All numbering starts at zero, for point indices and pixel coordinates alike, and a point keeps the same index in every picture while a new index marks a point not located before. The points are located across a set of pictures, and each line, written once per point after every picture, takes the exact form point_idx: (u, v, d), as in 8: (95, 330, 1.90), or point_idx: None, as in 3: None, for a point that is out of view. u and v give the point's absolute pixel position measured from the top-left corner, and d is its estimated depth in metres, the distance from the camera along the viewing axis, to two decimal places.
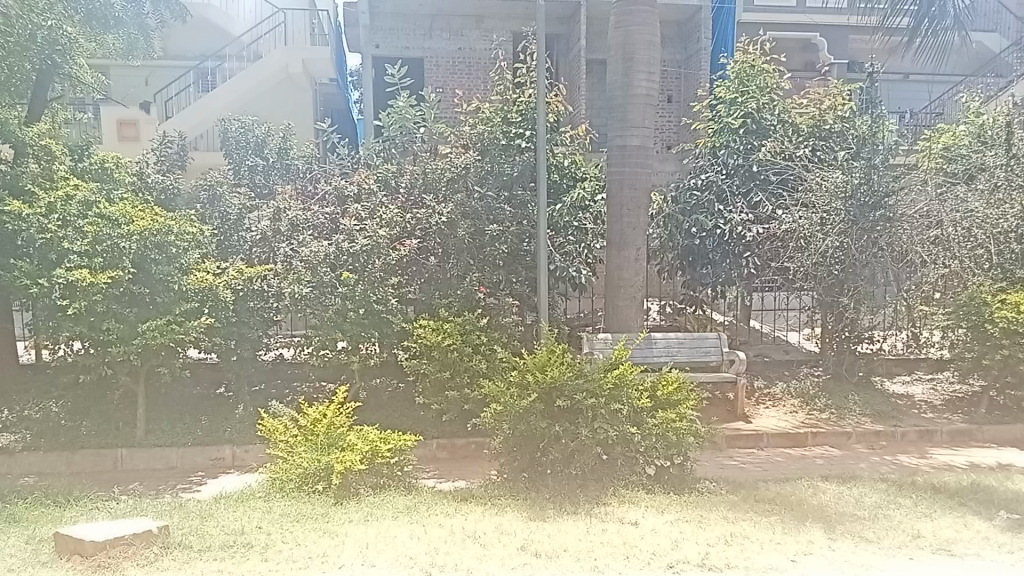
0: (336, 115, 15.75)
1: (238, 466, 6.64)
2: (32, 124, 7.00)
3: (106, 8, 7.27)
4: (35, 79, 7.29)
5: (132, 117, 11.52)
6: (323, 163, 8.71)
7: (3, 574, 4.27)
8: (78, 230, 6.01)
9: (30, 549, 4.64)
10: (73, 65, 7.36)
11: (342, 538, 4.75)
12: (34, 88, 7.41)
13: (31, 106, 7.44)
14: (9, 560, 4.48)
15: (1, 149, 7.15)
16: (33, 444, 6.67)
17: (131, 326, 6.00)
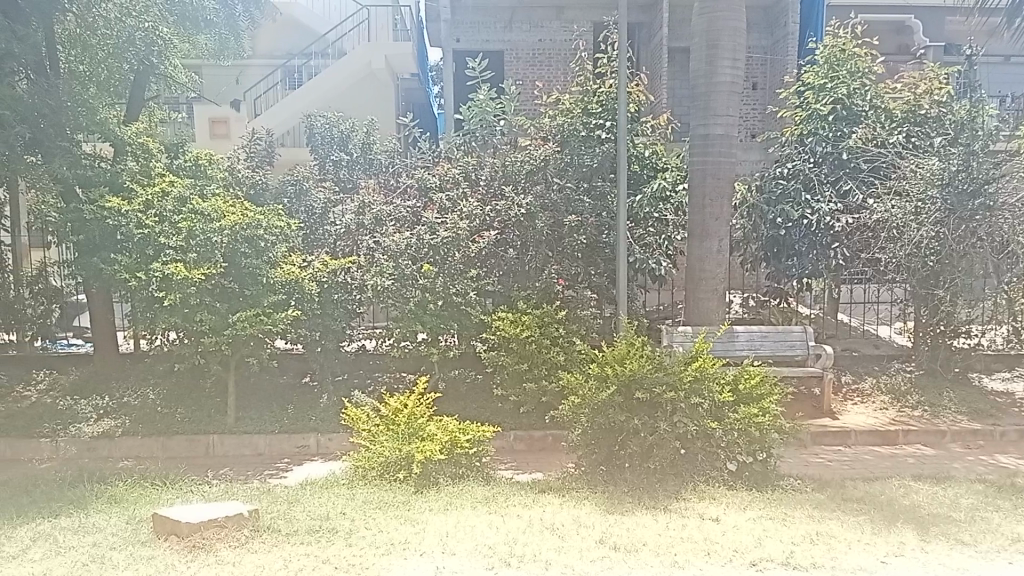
0: (418, 109, 15.99)
1: (323, 454, 6.83)
2: (130, 124, 7.31)
3: (197, 10, 7.28)
4: (132, 79, 7.67)
5: (224, 116, 11.92)
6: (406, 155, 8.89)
7: (106, 552, 4.50)
8: (174, 225, 6.23)
9: (131, 529, 4.89)
10: (168, 65, 7.74)
11: (423, 526, 4.83)
12: (133, 88, 7.78)
13: (128, 105, 7.79)
14: (111, 539, 4.73)
15: (101, 148, 7.51)
16: (133, 429, 6.96)
17: (222, 317, 6.22)
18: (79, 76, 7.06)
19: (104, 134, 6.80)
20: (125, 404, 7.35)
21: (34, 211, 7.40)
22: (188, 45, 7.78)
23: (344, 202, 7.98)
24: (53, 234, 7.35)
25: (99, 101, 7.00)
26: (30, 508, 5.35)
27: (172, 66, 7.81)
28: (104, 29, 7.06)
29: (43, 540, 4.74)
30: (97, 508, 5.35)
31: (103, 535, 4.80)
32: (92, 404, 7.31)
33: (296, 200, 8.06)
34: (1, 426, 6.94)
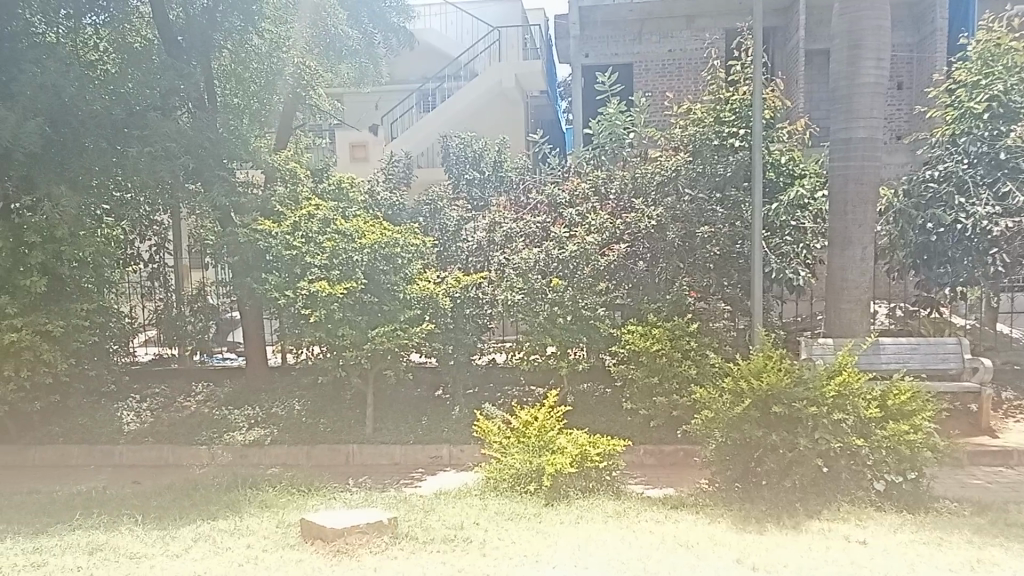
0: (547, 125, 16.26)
1: (455, 464, 6.99)
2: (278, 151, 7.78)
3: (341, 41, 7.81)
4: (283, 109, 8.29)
5: (362, 139, 12.44)
6: (536, 172, 8.88)
7: (260, 553, 4.79)
8: (319, 245, 6.61)
9: (281, 532, 5.18)
10: (314, 95, 8.29)
11: (555, 538, 4.86)
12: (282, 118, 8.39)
13: (278, 134, 8.24)
14: (263, 541, 5.02)
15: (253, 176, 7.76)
16: (280, 437, 7.38)
17: (362, 332, 6.50)
18: (234, 107, 7.68)
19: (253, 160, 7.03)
20: (274, 414, 7.81)
21: (194, 235, 8.01)
22: (331, 75, 8.27)
23: (476, 220, 8.17)
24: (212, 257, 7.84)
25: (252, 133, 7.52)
26: (190, 511, 5.76)
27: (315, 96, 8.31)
28: (256, 65, 7.66)
29: (203, 541, 5.10)
30: (249, 512, 5.70)
31: (255, 537, 5.11)
32: (244, 414, 7.80)
33: (431, 218, 8.35)
34: (164, 433, 7.48)
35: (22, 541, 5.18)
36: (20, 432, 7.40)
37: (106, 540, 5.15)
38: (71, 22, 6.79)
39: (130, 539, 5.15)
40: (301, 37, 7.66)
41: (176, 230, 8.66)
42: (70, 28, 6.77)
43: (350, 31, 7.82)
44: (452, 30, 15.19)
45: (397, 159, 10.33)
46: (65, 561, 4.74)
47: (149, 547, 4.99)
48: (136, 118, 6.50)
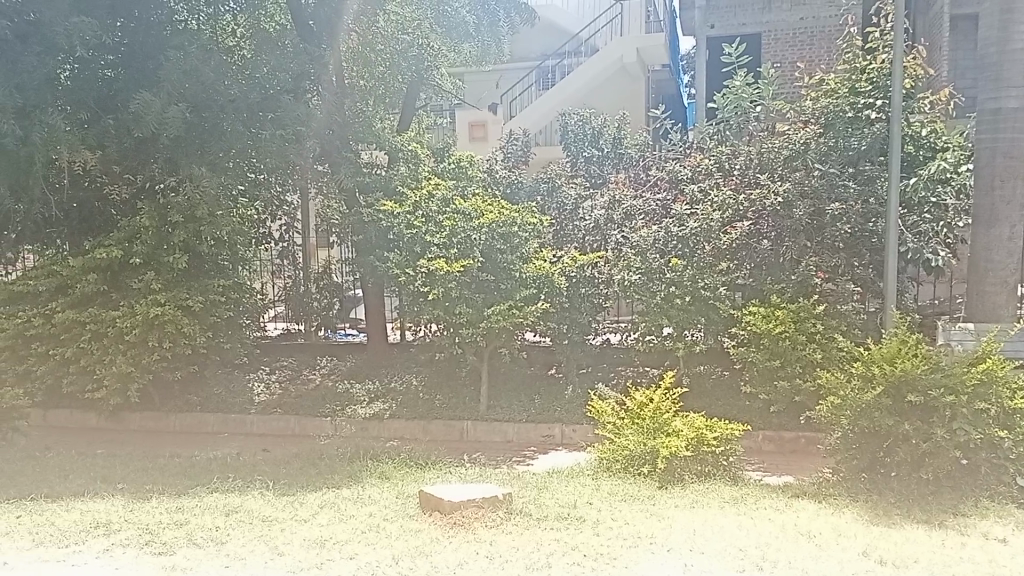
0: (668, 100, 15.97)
1: (567, 444, 7.02)
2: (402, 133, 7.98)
3: (462, 23, 7.87)
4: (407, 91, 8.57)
5: (482, 120, 12.81)
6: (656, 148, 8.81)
7: (381, 522, 4.96)
8: (438, 224, 6.71)
9: (400, 503, 5.34)
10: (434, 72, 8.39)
11: (670, 522, 4.79)
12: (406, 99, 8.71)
13: (401, 117, 8.69)
14: (384, 511, 5.19)
15: (372, 156, 7.64)
16: (398, 412, 7.61)
17: (479, 309, 6.61)
18: (360, 90, 7.82)
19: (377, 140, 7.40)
20: (392, 388, 8.07)
21: (321, 215, 8.33)
22: (456, 55, 8.50)
23: (595, 198, 8.14)
24: (338, 235, 8.29)
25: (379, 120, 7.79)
26: (315, 479, 6.03)
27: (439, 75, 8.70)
28: (381, 46, 7.77)
29: (329, 508, 5.33)
30: (370, 483, 5.91)
31: (377, 507, 5.30)
32: (364, 388, 8.10)
33: (549, 196, 8.34)
34: (291, 405, 7.86)
35: (166, 500, 5.56)
36: (162, 400, 7.86)
37: (240, 503, 5.46)
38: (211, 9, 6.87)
39: (262, 503, 5.44)
40: (426, 19, 7.79)
41: (305, 210, 8.76)
42: (209, 15, 6.87)
43: (472, 15, 7.89)
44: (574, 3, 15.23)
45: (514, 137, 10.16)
46: (205, 521, 5.05)
47: (278, 512, 5.26)
48: (267, 101, 6.75)
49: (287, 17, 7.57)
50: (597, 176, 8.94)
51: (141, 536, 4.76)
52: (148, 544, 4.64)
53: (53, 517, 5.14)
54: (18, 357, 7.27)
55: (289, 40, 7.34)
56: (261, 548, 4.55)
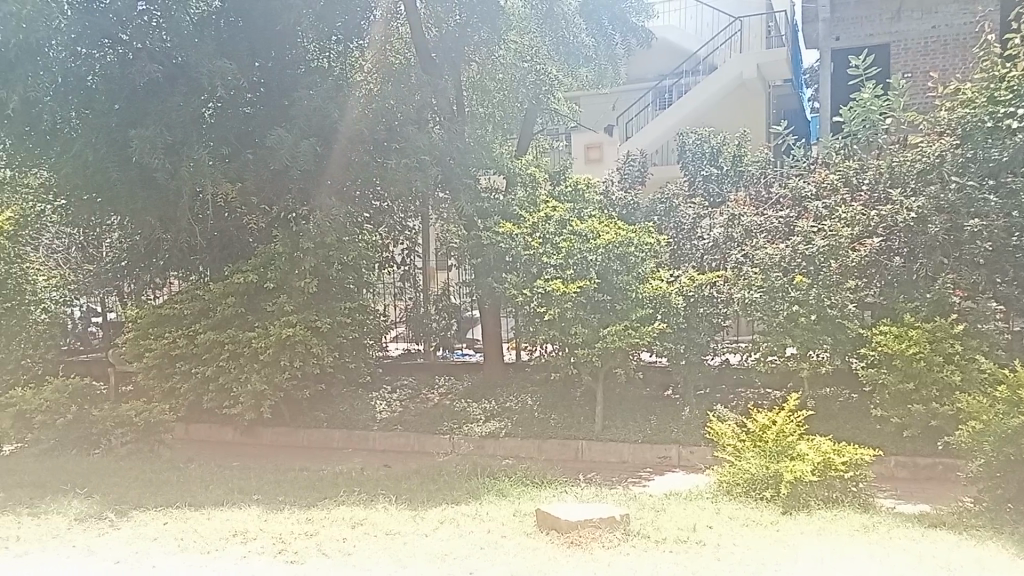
0: (791, 116, 15.48)
1: (684, 466, 6.91)
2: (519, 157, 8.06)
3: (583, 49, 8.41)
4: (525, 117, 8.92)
5: (596, 140, 12.75)
6: (779, 166, 8.47)
7: (500, 538, 5.04)
8: (555, 246, 6.85)
9: (518, 520, 5.40)
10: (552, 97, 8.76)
11: (795, 549, 4.62)
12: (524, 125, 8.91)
13: (519, 140, 8.90)
14: (503, 527, 5.26)
15: (493, 181, 7.85)
16: (513, 430, 7.70)
17: (594, 330, 6.58)
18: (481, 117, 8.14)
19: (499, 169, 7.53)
20: (507, 407, 8.18)
21: (443, 239, 8.59)
22: (573, 78, 8.92)
23: (714, 216, 7.98)
24: (457, 258, 8.43)
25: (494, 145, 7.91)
26: (435, 495, 6.18)
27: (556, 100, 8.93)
28: (502, 75, 8.06)
29: (448, 523, 5.44)
30: (487, 500, 6.01)
31: (496, 523, 5.37)
32: (480, 406, 8.24)
33: (666, 216, 8.33)
34: (411, 423, 8.08)
35: (296, 511, 5.84)
36: (292, 416, 8.27)
37: (365, 516, 5.66)
38: (342, 47, 7.27)
39: (385, 517, 5.63)
40: (543, 46, 8.16)
41: (425, 234, 9.01)
42: (339, 52, 7.24)
43: (590, 39, 8.36)
44: (691, 23, 15.11)
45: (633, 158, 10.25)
46: (333, 532, 5.27)
47: (401, 525, 5.42)
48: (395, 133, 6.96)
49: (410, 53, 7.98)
50: (716, 194, 8.67)
51: (275, 545, 5.01)
52: (281, 552, 4.87)
53: (196, 525, 5.49)
54: (164, 375, 7.81)
55: (412, 73, 7.65)
56: (385, 560, 4.69)
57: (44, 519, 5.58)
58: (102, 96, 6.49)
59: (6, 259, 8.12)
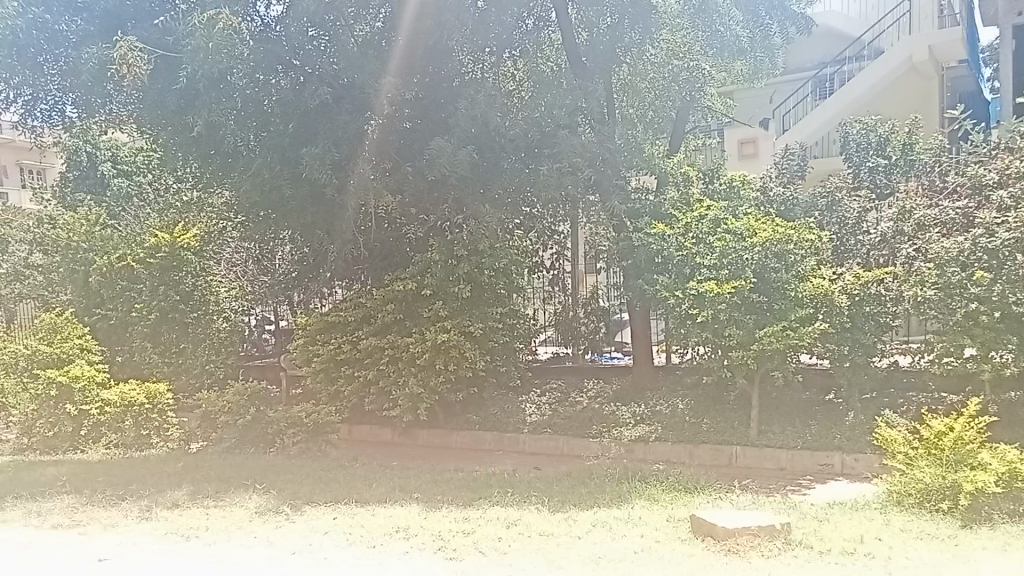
0: (969, 99, 14.24)
1: (848, 474, 6.55)
2: (672, 156, 8.17)
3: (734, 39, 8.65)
4: (675, 116, 9.19)
5: (750, 135, 12.82)
6: (955, 154, 8.06)
7: (655, 543, 4.99)
8: (709, 245, 6.71)
9: (672, 526, 5.32)
10: (703, 94, 9.10)
11: (976, 565, 4.29)
12: (675, 124, 9.29)
13: (671, 139, 9.31)
14: (656, 532, 5.21)
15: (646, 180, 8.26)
16: (664, 435, 7.61)
17: (750, 332, 6.42)
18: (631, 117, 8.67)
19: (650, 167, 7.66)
20: (658, 411, 8.11)
21: (597, 241, 8.69)
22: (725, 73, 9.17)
23: (882, 209, 7.80)
24: (607, 260, 8.77)
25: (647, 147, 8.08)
26: (585, 498, 6.20)
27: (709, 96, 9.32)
28: (652, 74, 8.54)
29: (600, 526, 5.44)
30: (639, 504, 5.95)
31: (649, 528, 5.31)
32: (631, 411, 8.21)
33: (829, 211, 8.06)
34: (561, 426, 8.15)
35: (453, 510, 6.03)
36: (446, 418, 8.56)
37: (518, 517, 5.76)
38: (494, 58, 7.60)
39: (538, 518, 5.70)
40: (696, 43, 8.35)
41: (573, 239, 9.14)
42: (492, 63, 7.60)
43: (743, 31, 8.31)
44: (855, 7, 14.53)
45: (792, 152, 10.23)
46: (489, 531, 5.39)
47: (554, 527, 5.46)
48: (548, 140, 7.07)
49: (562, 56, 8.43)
50: (885, 185, 8.47)
51: (434, 542, 5.19)
52: (440, 549, 5.04)
53: (361, 520, 5.78)
54: (329, 378, 8.26)
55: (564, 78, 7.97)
56: (541, 561, 4.74)
57: (228, 511, 6.06)
58: (276, 118, 6.99)
59: (191, 272, 9.08)
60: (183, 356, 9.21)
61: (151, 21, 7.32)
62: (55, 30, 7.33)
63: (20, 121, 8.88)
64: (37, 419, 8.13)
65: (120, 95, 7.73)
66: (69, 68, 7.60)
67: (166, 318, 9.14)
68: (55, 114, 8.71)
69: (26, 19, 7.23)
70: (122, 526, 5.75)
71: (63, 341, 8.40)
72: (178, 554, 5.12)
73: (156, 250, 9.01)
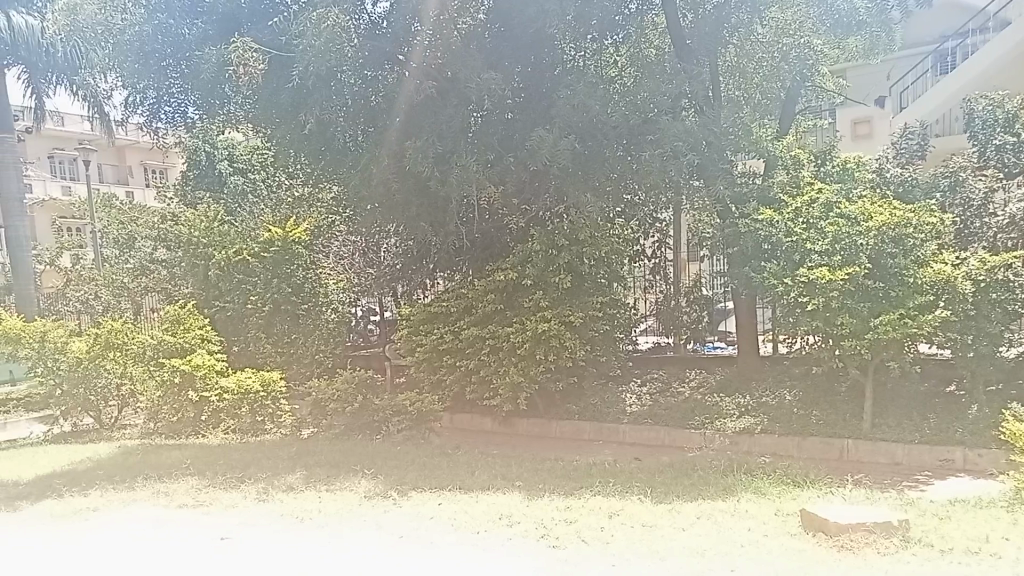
0: None
1: (971, 470, 6.19)
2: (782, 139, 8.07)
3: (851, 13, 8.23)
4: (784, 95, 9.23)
5: (865, 116, 13.45)
6: None
7: (762, 536, 4.86)
8: (820, 231, 6.49)
9: (781, 520, 5.18)
10: (815, 73, 8.98)
11: None
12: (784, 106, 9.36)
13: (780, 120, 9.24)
14: (764, 526, 5.07)
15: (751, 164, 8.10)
16: (771, 427, 7.39)
17: (864, 320, 6.17)
18: (736, 100, 8.72)
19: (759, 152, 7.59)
20: (764, 403, 7.91)
21: (700, 228, 8.65)
22: (838, 49, 8.87)
23: (1010, 189, 7.43)
24: (711, 247, 8.54)
25: (755, 130, 7.88)
26: (690, 489, 6.10)
27: (819, 75, 9.16)
28: (760, 55, 8.66)
29: (705, 519, 5.32)
30: (745, 497, 5.80)
31: (757, 522, 5.17)
32: (735, 402, 8.03)
33: (951, 193, 7.76)
34: (663, 417, 8.04)
35: (556, 498, 6.05)
36: (546, 407, 8.61)
37: (621, 507, 5.72)
38: (596, 45, 7.56)
39: (641, 508, 5.65)
40: (809, 19, 8.24)
41: (676, 226, 9.21)
42: (594, 50, 7.53)
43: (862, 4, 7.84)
44: None
45: (911, 130, 9.87)
46: (591, 521, 5.37)
47: (658, 518, 5.39)
48: (651, 127, 6.99)
49: (665, 40, 8.43)
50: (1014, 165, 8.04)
51: (537, 529, 5.22)
52: (544, 537, 5.07)
53: (465, 506, 5.88)
54: (432, 367, 8.43)
55: (668, 59, 7.83)
56: (645, 551, 4.69)
57: (338, 495, 6.28)
58: (383, 113, 7.21)
59: (302, 265, 9.52)
60: (295, 345, 9.53)
61: (266, 22, 7.68)
62: (178, 33, 7.79)
63: (147, 122, 9.47)
64: (162, 406, 8.64)
65: (238, 95, 8.14)
66: (191, 70, 8.08)
67: (279, 310, 9.55)
68: (179, 115, 9.23)
69: (153, 25, 7.69)
70: (241, 507, 6.05)
71: (186, 332, 8.88)
72: (292, 535, 5.33)
73: (269, 245, 9.55)
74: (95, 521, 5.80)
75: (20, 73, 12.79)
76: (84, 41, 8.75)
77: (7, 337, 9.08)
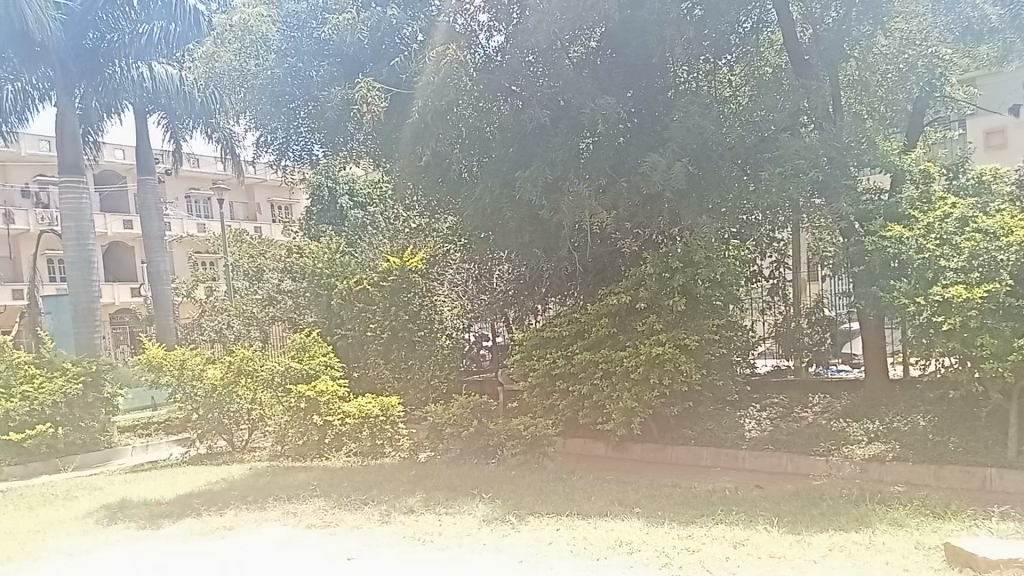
0: None
1: None
2: (910, 152, 7.80)
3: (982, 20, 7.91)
4: (913, 105, 8.75)
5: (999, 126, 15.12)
6: None
7: (902, 569, 4.60)
8: (955, 246, 6.23)
9: (922, 554, 4.88)
10: (944, 84, 8.60)
11: None
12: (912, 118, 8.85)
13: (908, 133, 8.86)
14: (903, 560, 4.78)
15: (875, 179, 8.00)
16: (903, 454, 7.01)
17: (1006, 341, 5.73)
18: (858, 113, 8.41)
19: (885, 167, 7.37)
20: (895, 428, 7.53)
21: (822, 247, 8.42)
22: (967, 58, 8.53)
23: None
24: (833, 266, 8.39)
25: (880, 143, 7.67)
26: (820, 519, 5.84)
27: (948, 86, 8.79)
28: (884, 67, 8.42)
29: (837, 550, 5.08)
30: (880, 529, 5.51)
31: (895, 555, 4.89)
32: (863, 427, 7.70)
33: None
34: (785, 443, 7.73)
35: (676, 526, 5.92)
36: (660, 433, 8.49)
37: (746, 536, 5.55)
38: (709, 66, 7.67)
39: (768, 539, 5.45)
40: (935, 28, 8.06)
41: (795, 244, 8.87)
42: (707, 70, 7.63)
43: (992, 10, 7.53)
44: None
45: None
46: (715, 550, 5.24)
47: (787, 550, 5.18)
48: (770, 142, 6.96)
49: (782, 58, 8.48)
50: None
51: (658, 558, 5.13)
52: (666, 566, 4.96)
53: (584, 533, 5.84)
54: (545, 392, 8.45)
55: (786, 77, 7.73)
56: None
57: (457, 518, 6.37)
58: (497, 144, 7.42)
59: (418, 293, 9.88)
60: (411, 370, 9.82)
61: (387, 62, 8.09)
62: (306, 76, 8.27)
63: (276, 160, 10.05)
64: (290, 429, 8.97)
65: (361, 132, 8.57)
66: (318, 109, 8.55)
67: (397, 337, 9.91)
68: (305, 153, 9.72)
69: (283, 69, 8.23)
70: (366, 529, 6.24)
71: (311, 359, 9.35)
72: (414, 558, 5.43)
73: (388, 273, 9.95)
74: (229, 540, 6.09)
75: (159, 118, 13.80)
76: (220, 87, 9.43)
77: (150, 364, 9.74)
